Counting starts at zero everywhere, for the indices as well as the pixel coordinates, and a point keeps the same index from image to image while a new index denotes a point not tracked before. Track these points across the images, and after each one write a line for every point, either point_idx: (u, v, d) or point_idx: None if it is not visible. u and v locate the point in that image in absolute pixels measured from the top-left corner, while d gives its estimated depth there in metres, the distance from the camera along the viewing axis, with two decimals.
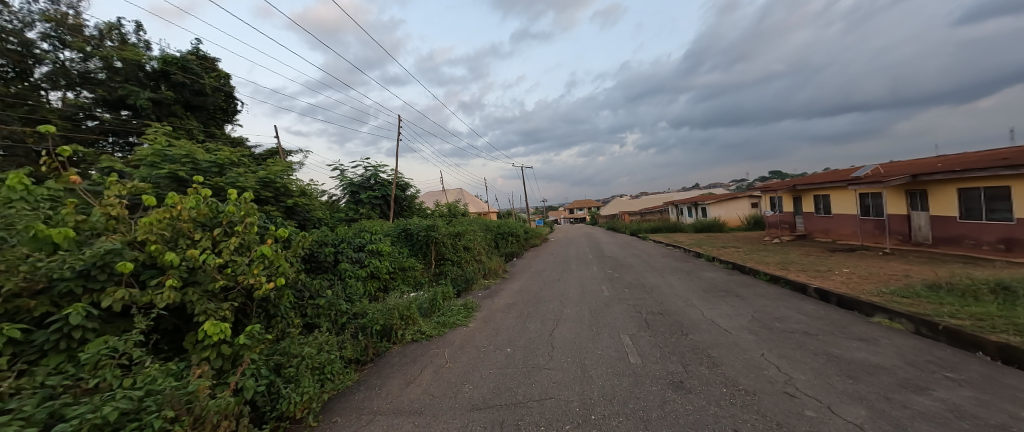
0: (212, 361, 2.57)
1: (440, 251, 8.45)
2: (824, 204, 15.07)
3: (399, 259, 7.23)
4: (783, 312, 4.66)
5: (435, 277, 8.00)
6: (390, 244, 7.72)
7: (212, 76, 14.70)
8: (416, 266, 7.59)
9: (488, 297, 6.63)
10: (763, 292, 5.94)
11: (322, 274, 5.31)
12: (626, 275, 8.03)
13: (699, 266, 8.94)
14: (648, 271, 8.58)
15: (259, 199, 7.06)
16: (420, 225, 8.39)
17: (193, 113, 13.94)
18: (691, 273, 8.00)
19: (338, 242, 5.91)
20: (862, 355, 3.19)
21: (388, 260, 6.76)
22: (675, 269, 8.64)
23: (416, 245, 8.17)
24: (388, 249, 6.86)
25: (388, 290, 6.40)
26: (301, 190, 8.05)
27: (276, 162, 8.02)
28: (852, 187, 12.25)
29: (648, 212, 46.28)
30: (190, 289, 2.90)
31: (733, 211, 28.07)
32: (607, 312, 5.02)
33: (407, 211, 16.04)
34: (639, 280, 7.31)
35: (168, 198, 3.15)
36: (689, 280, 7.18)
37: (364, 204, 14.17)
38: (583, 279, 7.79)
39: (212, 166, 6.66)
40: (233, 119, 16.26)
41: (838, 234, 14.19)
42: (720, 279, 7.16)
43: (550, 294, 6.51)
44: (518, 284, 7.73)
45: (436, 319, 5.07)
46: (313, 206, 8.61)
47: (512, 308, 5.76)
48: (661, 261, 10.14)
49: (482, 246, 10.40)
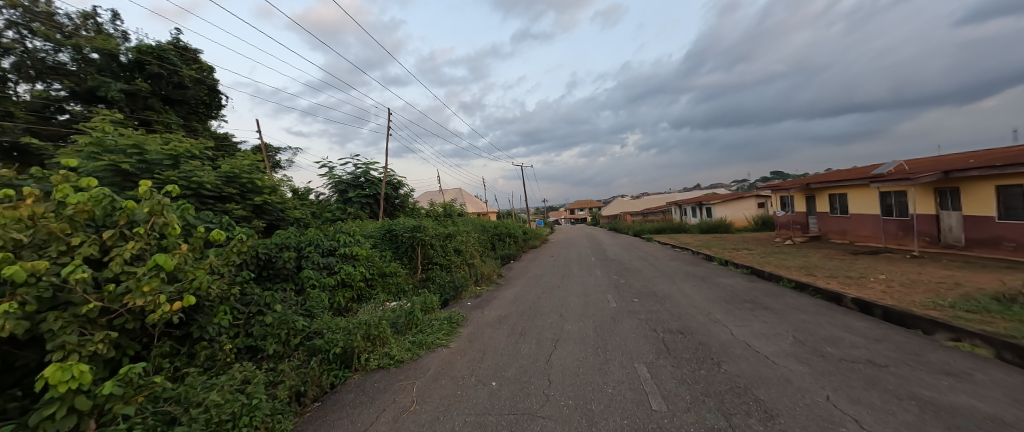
0: (56, 424, 1.75)
1: (427, 254, 7.65)
2: (840, 204, 14.24)
3: (379, 264, 6.44)
4: (831, 331, 3.83)
5: (422, 284, 7.21)
6: (370, 247, 6.95)
7: (194, 69, 13.99)
8: (399, 272, 6.82)
9: (478, 308, 5.82)
10: (797, 304, 5.11)
11: (280, 283, 4.54)
12: (633, 282, 7.23)
13: (713, 271, 8.13)
14: (656, 276, 7.77)
15: (221, 196, 6.29)
16: (406, 225, 7.64)
17: (172, 107, 13.22)
18: (706, 278, 7.19)
19: (304, 245, 5.13)
20: (964, 401, 2.37)
21: (366, 265, 5.99)
22: (687, 274, 7.82)
23: (401, 248, 7.44)
24: (366, 253, 6.08)
25: (363, 301, 5.61)
26: (272, 187, 7.29)
27: (246, 155, 7.26)
28: (873, 185, 11.43)
29: (650, 212, 45.46)
30: (51, 313, 2.07)
31: (740, 211, 27.23)
32: (616, 331, 4.20)
33: (399, 211, 15.29)
34: (648, 288, 6.52)
35: (56, 192, 2.45)
36: (705, 287, 6.38)
37: (353, 203, 13.42)
38: (586, 286, 6.98)
39: (164, 158, 5.90)
40: (217, 114, 15.54)
41: (856, 235, 13.36)
42: (740, 287, 6.35)
43: (548, 304, 5.70)
44: (513, 292, 6.92)
45: (412, 337, 4.25)
46: (288, 204, 7.86)
47: (504, 322, 4.95)
48: (670, 265, 9.31)
49: (475, 248, 9.65)
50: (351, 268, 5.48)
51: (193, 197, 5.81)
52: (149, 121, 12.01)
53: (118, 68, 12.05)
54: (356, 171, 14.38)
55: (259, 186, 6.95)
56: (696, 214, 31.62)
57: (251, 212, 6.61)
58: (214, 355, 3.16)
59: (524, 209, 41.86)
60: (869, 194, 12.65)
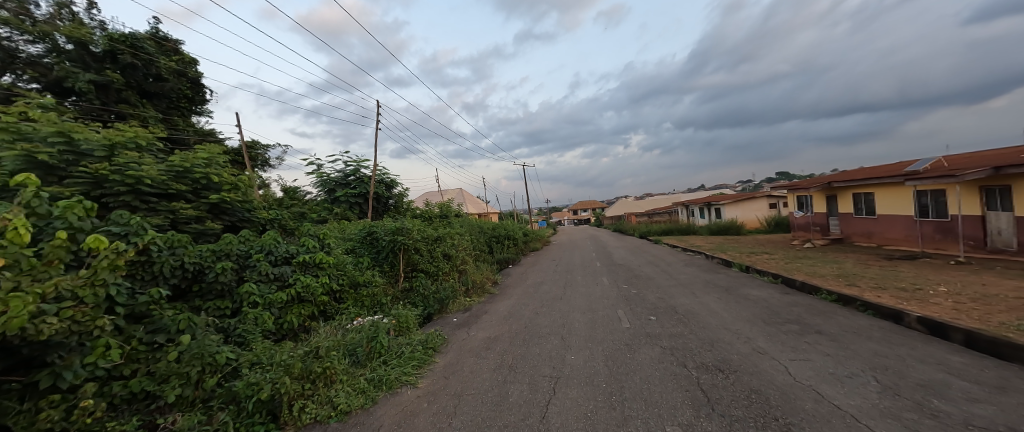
0: None
1: (412, 260, 6.71)
2: (866, 204, 13.18)
3: (351, 272, 5.54)
4: (927, 374, 2.83)
5: (404, 294, 6.28)
6: (343, 254, 6.05)
7: (173, 61, 13.22)
8: (377, 281, 5.92)
9: (463, 327, 4.87)
10: (856, 325, 4.11)
11: (212, 302, 3.66)
12: (646, 294, 6.25)
13: (736, 280, 7.13)
14: (671, 286, 6.80)
15: (169, 193, 5.41)
16: (387, 228, 6.75)
17: (150, 101, 12.49)
18: (732, 290, 6.19)
19: (250, 253, 4.23)
20: None
21: (334, 275, 5.08)
22: (707, 284, 6.83)
23: (381, 254, 6.57)
24: (334, 260, 5.19)
25: (326, 319, 4.70)
26: (236, 184, 6.42)
27: (206, 147, 6.40)
28: (909, 184, 10.47)
29: (655, 213, 44.26)
30: None
31: (751, 212, 26.07)
32: (633, 365, 3.25)
33: (392, 211, 14.42)
34: (665, 302, 5.56)
35: None
36: (733, 302, 5.40)
37: (341, 203, 12.60)
38: (593, 298, 6.02)
39: (98, 148, 5.02)
40: (200, 109, 14.78)
41: (886, 238, 12.32)
42: (776, 302, 5.35)
43: (546, 323, 4.78)
44: (507, 306, 5.97)
45: (371, 373, 3.26)
46: (256, 203, 7.00)
47: (492, 347, 4.01)
48: (685, 272, 8.31)
49: (468, 252, 8.76)
50: (312, 278, 4.57)
51: (130, 194, 4.96)
52: (123, 115, 11.25)
53: (90, 59, 11.23)
54: (345, 169, 13.57)
55: (220, 182, 6.09)
56: (704, 215, 30.48)
57: (205, 212, 5.74)
58: (72, 411, 2.22)
59: (527, 209, 41.01)
60: (901, 193, 11.61)
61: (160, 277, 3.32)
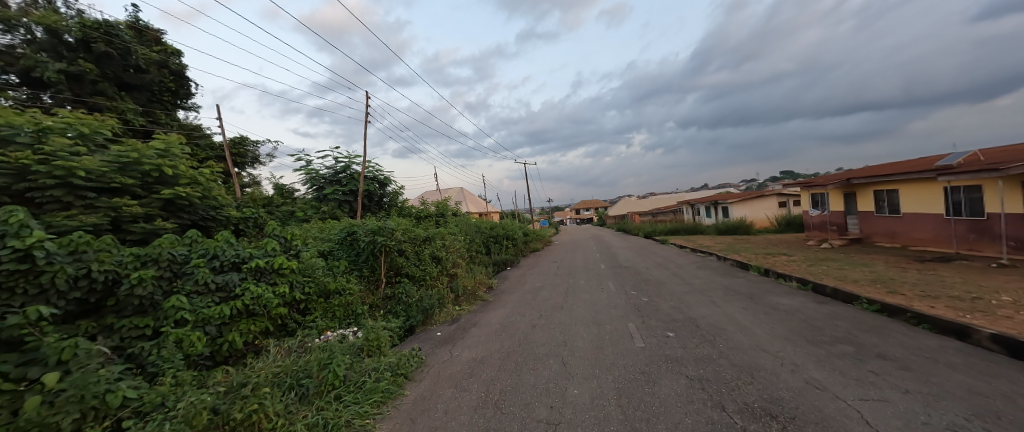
0: None
1: (395, 263, 5.99)
2: (889, 202, 12.37)
3: (320, 278, 4.82)
4: None
5: (384, 303, 5.57)
6: (314, 258, 5.35)
7: (154, 52, 12.63)
8: (353, 288, 5.22)
9: (446, 345, 4.10)
10: (925, 347, 3.33)
11: (128, 319, 2.89)
12: (658, 302, 5.51)
13: (759, 286, 6.36)
14: (685, 293, 6.03)
15: (113, 187, 4.74)
16: (368, 227, 6.05)
17: (129, 93, 11.89)
18: (757, 298, 5.43)
19: (189, 259, 3.53)
20: None
21: (296, 284, 4.35)
22: (727, 290, 6.06)
23: (361, 256, 5.88)
24: (297, 265, 4.47)
25: (283, 336, 3.97)
26: (198, 178, 5.73)
27: (164, 137, 5.73)
28: (940, 179, 9.69)
29: (660, 212, 43.30)
30: None
31: (760, 211, 25.14)
32: (657, 406, 2.48)
33: (385, 209, 13.73)
34: (682, 313, 4.80)
35: None
36: (762, 313, 4.65)
37: (329, 200, 11.92)
38: (598, 308, 5.27)
39: (25, 134, 4.35)
40: (185, 104, 14.21)
41: (911, 238, 11.51)
42: (814, 313, 4.58)
43: (545, 340, 4.03)
44: (500, 316, 5.22)
45: (315, 415, 2.51)
46: (224, 201, 6.34)
47: (477, 373, 3.28)
48: (699, 277, 7.55)
49: (461, 254, 8.05)
50: (266, 287, 3.84)
51: (61, 189, 4.27)
52: (98, 107, 10.65)
53: (63, 48, 10.56)
54: (335, 166, 12.92)
55: (177, 175, 5.40)
56: (711, 215, 29.61)
57: (157, 209, 5.06)
58: None
59: (529, 209, 40.20)
60: (929, 190, 10.80)
61: (52, 291, 2.59)
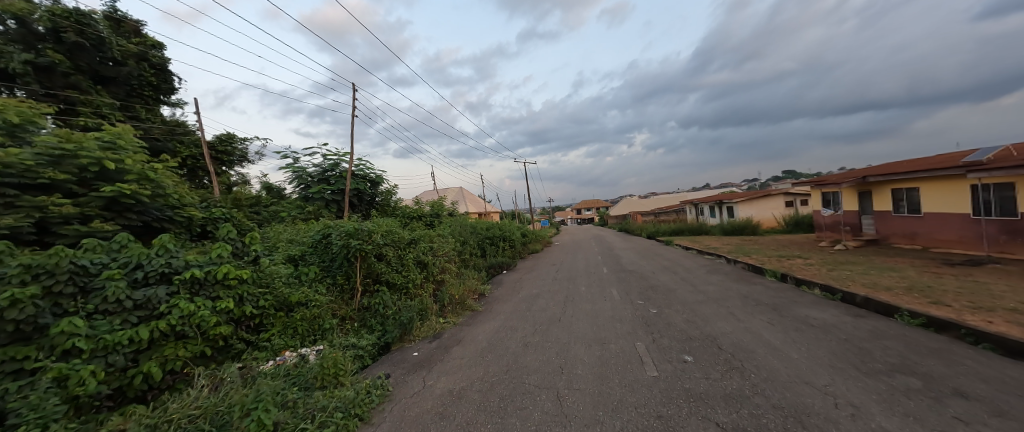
0: None
1: (373, 269, 5.37)
2: (908, 201, 11.69)
3: (281, 288, 4.19)
4: None
5: (359, 314, 4.94)
6: (279, 264, 4.74)
7: (132, 43, 12.07)
8: (321, 297, 4.60)
9: (420, 372, 3.41)
10: (1010, 380, 2.66)
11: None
12: (669, 314, 4.85)
13: (781, 294, 5.70)
14: (698, 303, 5.37)
15: (40, 183, 4.11)
16: (343, 228, 5.42)
17: (104, 87, 11.33)
18: (781, 310, 4.76)
19: (105, 270, 2.91)
20: None
21: (248, 298, 3.72)
22: (745, 300, 5.38)
23: (334, 262, 5.27)
24: (251, 275, 3.85)
25: (225, 360, 3.33)
26: (153, 173, 5.11)
27: (112, 128, 5.12)
28: (969, 176, 9.00)
29: (662, 212, 42.57)
30: None
31: (767, 211, 24.38)
32: None
33: (376, 209, 13.13)
34: (697, 330, 4.14)
35: None
36: (791, 330, 3.99)
37: (315, 200, 11.34)
38: (600, 321, 4.62)
39: None
40: (168, 99, 13.66)
41: (933, 240, 10.83)
42: (853, 330, 3.92)
43: (538, 365, 3.37)
44: (488, 332, 4.57)
45: None
46: (184, 200, 5.74)
47: (451, 412, 2.63)
48: (711, 283, 6.88)
49: (452, 258, 7.43)
50: (202, 303, 3.19)
51: None
52: (71, 101, 10.06)
53: (32, 39, 9.89)
54: (324, 164, 12.31)
55: (124, 171, 4.78)
56: (715, 214, 28.92)
57: (98, 209, 4.44)
58: None
59: (529, 209, 39.66)
60: (955, 188, 10.10)
61: None
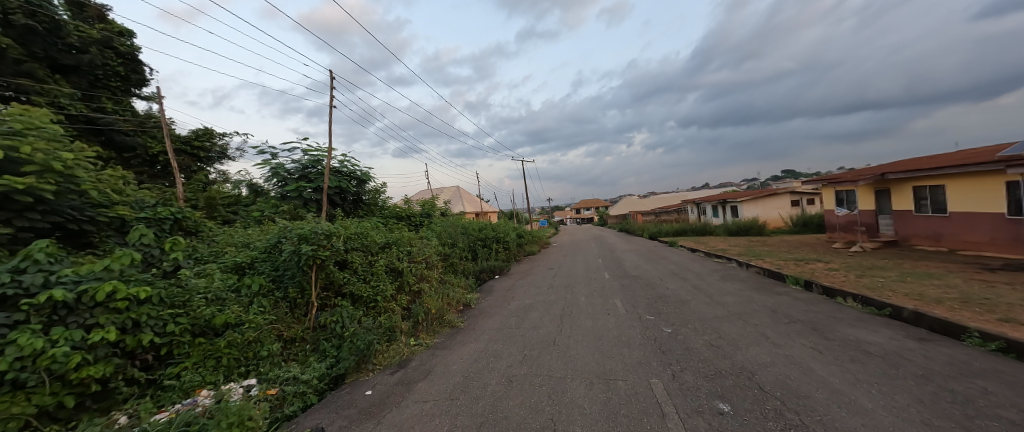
0: None
1: (332, 279, 4.51)
2: (932, 200, 10.89)
3: (204, 306, 3.33)
4: None
5: (312, 334, 4.08)
6: (210, 276, 3.88)
7: (95, 29, 11.22)
8: (259, 315, 3.73)
9: (366, 424, 2.55)
10: None
11: None
12: (687, 335, 4.01)
13: (814, 308, 4.87)
14: (719, 320, 4.50)
15: None
16: (298, 231, 4.57)
17: (63, 76, 10.48)
18: (824, 331, 3.89)
19: None
20: None
21: (146, 323, 2.85)
22: (774, 316, 4.53)
23: (285, 272, 4.41)
24: (154, 293, 2.98)
25: (100, 412, 2.46)
26: (70, 165, 4.23)
27: (14, 110, 4.22)
28: (1008, 172, 8.18)
29: (663, 212, 41.74)
30: None
31: (773, 210, 23.55)
32: None
33: (361, 209, 12.29)
34: (726, 359, 3.29)
35: None
36: (845, 361, 3.15)
37: (292, 198, 10.48)
38: (604, 345, 3.77)
39: None
40: (138, 91, 12.82)
41: (961, 242, 10.05)
42: (928, 363, 3.04)
43: (522, 415, 2.51)
44: (466, 358, 3.73)
45: None
46: (110, 199, 4.91)
47: None
48: (728, 292, 6.06)
49: (434, 262, 6.57)
50: (62, 335, 2.33)
51: None
52: (24, 90, 9.16)
53: None
54: (303, 159, 11.42)
55: (21, 162, 3.89)
56: (719, 214, 28.07)
57: None
58: None
59: (526, 209, 38.72)
60: (988, 186, 9.27)
61: None
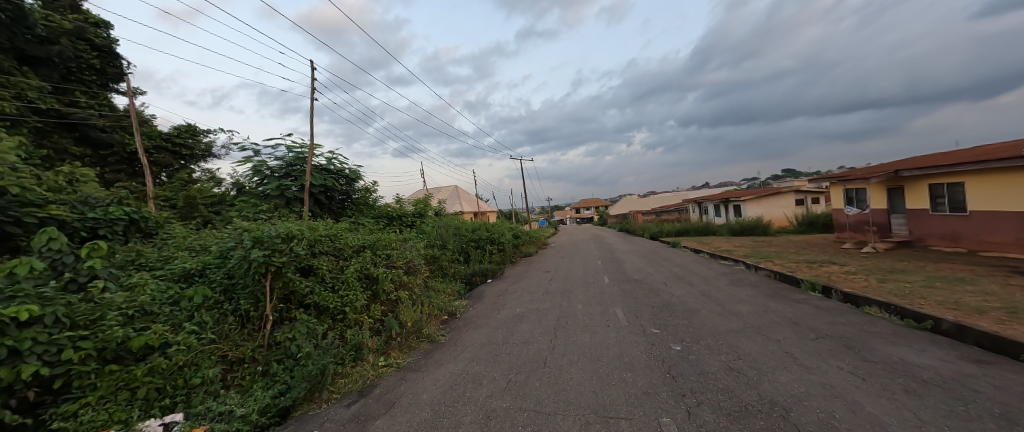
0: None
1: (291, 290, 3.92)
2: (950, 198, 10.33)
3: (119, 326, 2.73)
4: None
5: (263, 355, 3.54)
6: (142, 288, 3.31)
7: (67, 20, 10.67)
8: (195, 334, 3.15)
9: None
10: None
11: None
12: (700, 354, 3.43)
13: (840, 319, 4.31)
14: (735, 335, 3.93)
15: None
16: (253, 233, 3.95)
17: (32, 68, 9.92)
18: (860, 350, 3.32)
19: None
20: None
21: (30, 351, 2.23)
22: (798, 331, 3.95)
23: (235, 281, 3.83)
24: (47, 312, 2.39)
25: None
26: None
27: None
28: None
29: (663, 211, 41.19)
30: None
31: (777, 209, 22.99)
32: None
33: (349, 208, 11.72)
34: (750, 389, 2.72)
35: None
36: (897, 392, 2.58)
37: (272, 197, 9.88)
38: (603, 369, 3.19)
39: None
40: (115, 85, 12.25)
41: (981, 242, 9.52)
42: (1001, 396, 2.47)
43: None
44: (440, 385, 3.15)
45: None
46: (40, 198, 4.30)
47: None
48: (740, 300, 5.50)
49: (418, 267, 5.98)
50: None
51: None
52: None
53: None
54: (286, 156, 10.83)
55: None
56: (721, 214, 27.51)
57: None
58: None
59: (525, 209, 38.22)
60: (1013, 184, 8.72)
61: None
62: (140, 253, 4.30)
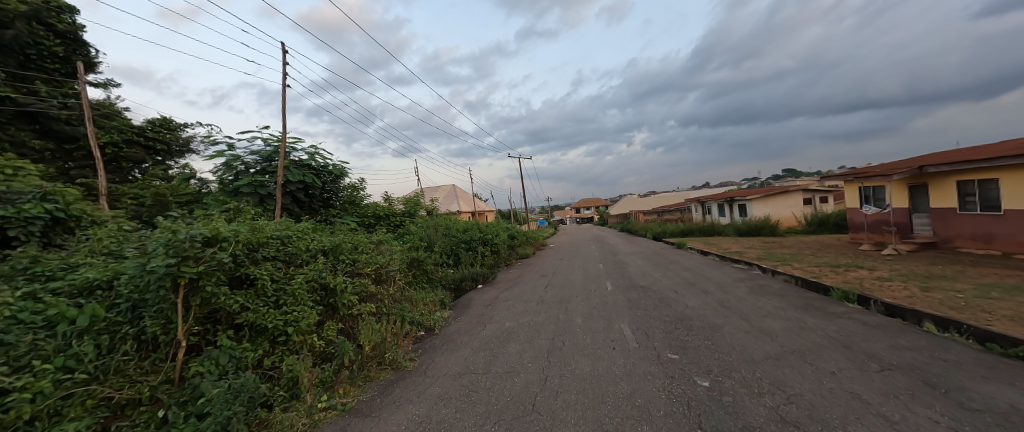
0: None
1: (213, 308, 3.09)
2: (982, 196, 9.50)
3: None
4: None
5: (168, 395, 2.76)
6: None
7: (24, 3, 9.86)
8: (58, 373, 2.31)
9: None
10: None
11: None
12: (738, 395, 2.60)
13: (898, 342, 3.49)
14: (775, 364, 3.11)
15: None
16: (167, 235, 3.06)
17: None
18: (949, 392, 2.51)
19: None
20: None
21: None
22: (855, 360, 3.12)
23: (140, 296, 2.98)
24: None
25: None
26: None
27: None
28: None
29: (665, 211, 40.31)
30: None
31: (785, 209, 22.13)
32: None
33: (331, 207, 10.89)
34: None
35: None
36: None
37: (244, 195, 9.01)
38: (611, 419, 2.36)
39: None
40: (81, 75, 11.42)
41: (1018, 244, 8.72)
42: None
43: None
44: None
45: None
46: None
47: None
48: (767, 313, 4.67)
49: (391, 274, 5.16)
50: None
51: None
52: None
53: None
54: (262, 150, 9.98)
55: None
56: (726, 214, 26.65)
57: None
58: None
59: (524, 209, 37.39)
60: None
61: None
62: (36, 262, 3.46)
